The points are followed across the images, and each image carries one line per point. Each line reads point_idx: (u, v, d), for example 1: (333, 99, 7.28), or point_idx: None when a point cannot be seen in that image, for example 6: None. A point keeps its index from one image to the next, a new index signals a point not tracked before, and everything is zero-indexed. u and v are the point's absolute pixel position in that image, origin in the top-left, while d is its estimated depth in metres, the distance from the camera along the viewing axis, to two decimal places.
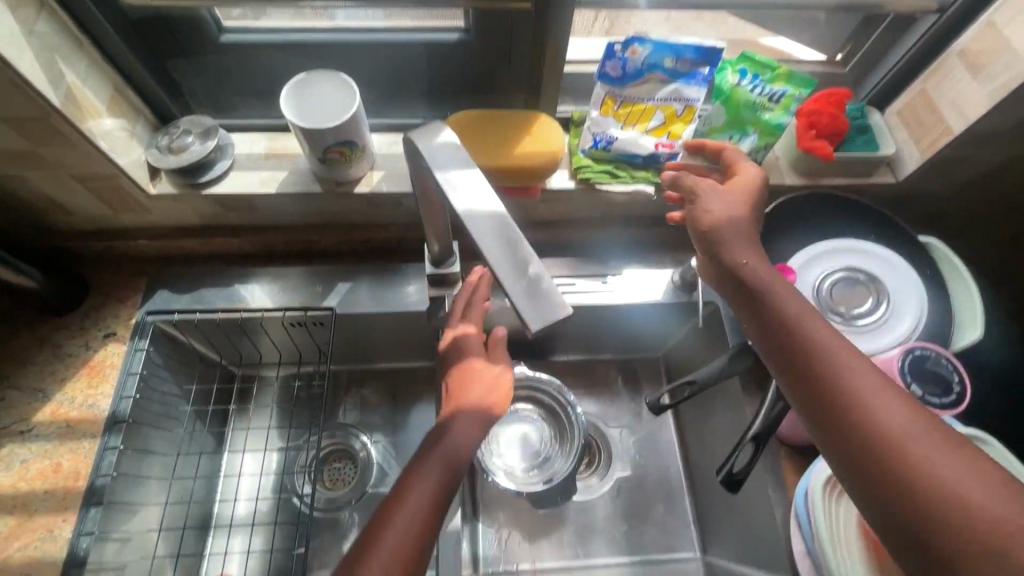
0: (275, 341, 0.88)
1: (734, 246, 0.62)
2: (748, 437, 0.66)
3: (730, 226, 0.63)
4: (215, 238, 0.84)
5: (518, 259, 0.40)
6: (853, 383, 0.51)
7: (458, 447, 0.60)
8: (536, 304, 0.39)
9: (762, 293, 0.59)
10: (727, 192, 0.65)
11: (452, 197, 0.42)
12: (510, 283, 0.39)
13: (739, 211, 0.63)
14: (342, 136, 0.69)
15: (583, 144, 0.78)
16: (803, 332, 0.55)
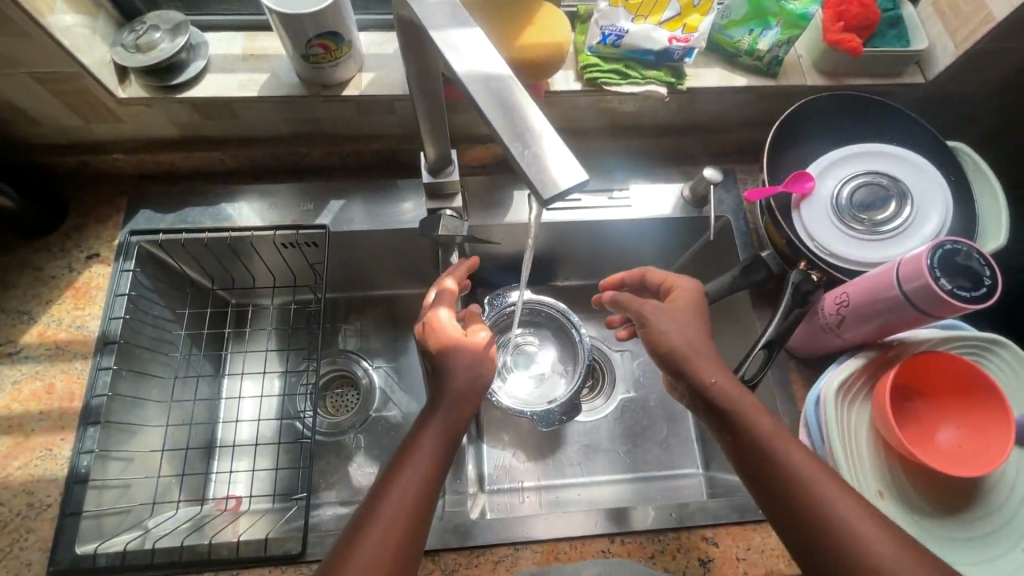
0: (268, 264, 0.85)
1: (698, 364, 0.57)
2: (761, 343, 0.64)
3: (690, 345, 0.58)
4: (196, 154, 0.79)
5: (525, 125, 0.36)
6: (836, 512, 0.48)
7: (456, 418, 0.55)
8: (547, 170, 0.35)
9: (732, 413, 0.54)
10: (676, 310, 0.61)
11: (453, 57, 0.38)
12: (518, 148, 0.35)
13: (691, 327, 0.59)
14: (324, 28, 0.63)
15: (590, 40, 0.72)
16: (782, 461, 0.51)
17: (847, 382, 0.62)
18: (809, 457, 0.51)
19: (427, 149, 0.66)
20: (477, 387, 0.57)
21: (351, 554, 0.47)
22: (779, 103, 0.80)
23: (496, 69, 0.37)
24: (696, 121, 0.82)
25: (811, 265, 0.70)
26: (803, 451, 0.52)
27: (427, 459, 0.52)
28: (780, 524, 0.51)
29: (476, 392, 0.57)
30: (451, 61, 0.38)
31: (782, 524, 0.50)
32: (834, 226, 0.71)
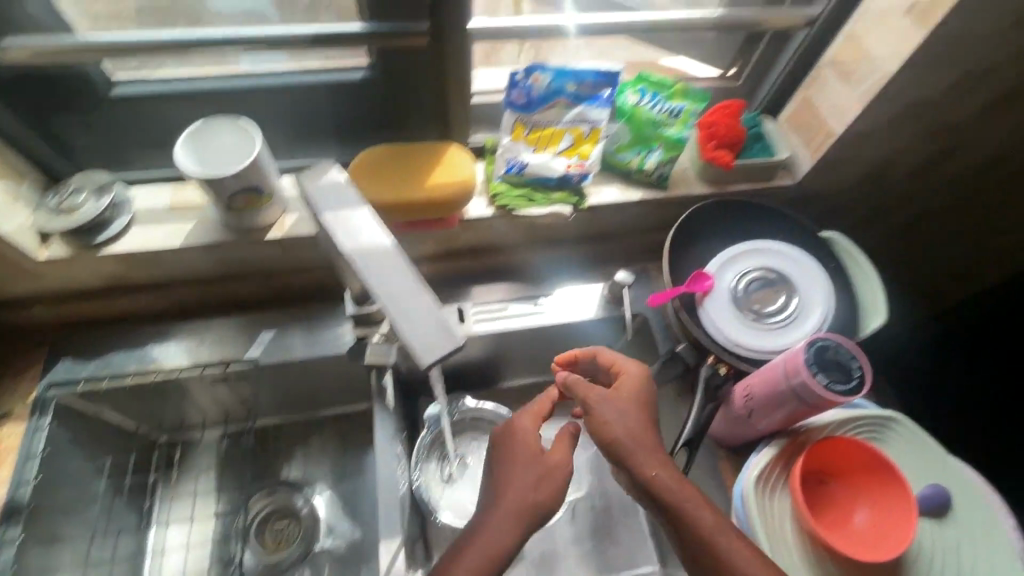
0: (198, 401, 0.84)
1: (639, 457, 0.58)
2: (681, 442, 0.67)
3: (633, 436, 0.60)
4: (122, 299, 0.79)
5: (410, 295, 0.41)
6: None
7: (500, 536, 0.58)
8: (428, 339, 0.40)
9: (675, 506, 0.57)
10: (620, 400, 0.62)
11: (342, 235, 0.43)
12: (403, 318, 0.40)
13: (634, 415, 0.61)
14: (246, 183, 0.67)
15: (497, 171, 0.79)
16: (726, 557, 0.55)
17: (765, 473, 0.65)
18: (738, 540, 0.56)
19: (350, 283, 0.69)
20: (534, 498, 0.59)
21: None
22: (676, 208, 0.89)
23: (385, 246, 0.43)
24: (606, 229, 0.90)
25: (721, 358, 0.75)
26: (744, 542, 0.56)
27: None
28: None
29: (535, 505, 0.59)
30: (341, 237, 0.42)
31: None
32: (735, 320, 0.77)
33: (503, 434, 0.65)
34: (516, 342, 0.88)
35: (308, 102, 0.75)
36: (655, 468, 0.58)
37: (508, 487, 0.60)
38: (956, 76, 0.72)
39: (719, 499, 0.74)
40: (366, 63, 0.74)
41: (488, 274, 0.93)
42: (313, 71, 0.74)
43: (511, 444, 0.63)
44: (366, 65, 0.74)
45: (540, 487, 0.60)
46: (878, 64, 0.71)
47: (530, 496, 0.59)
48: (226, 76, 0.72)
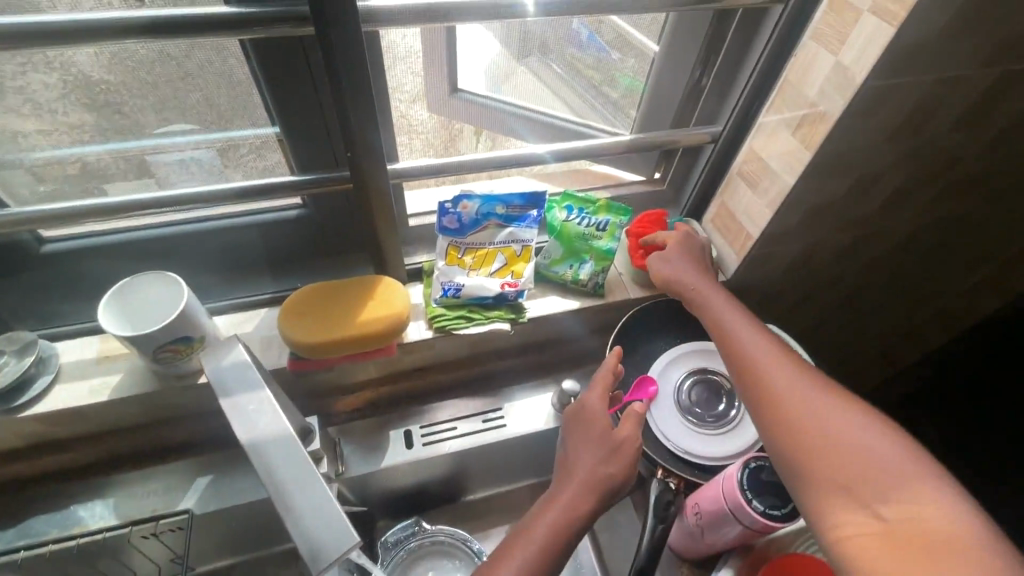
0: (127, 560, 0.77)
1: (678, 277, 0.72)
2: (634, 572, 0.64)
3: (677, 275, 0.72)
4: (46, 456, 0.76)
5: (304, 489, 0.39)
6: (781, 382, 0.54)
7: (588, 469, 0.59)
8: (320, 541, 0.38)
9: (718, 343, 0.62)
10: (677, 249, 0.75)
11: (237, 425, 0.41)
12: (294, 516, 0.38)
13: (684, 263, 0.73)
14: (173, 335, 0.66)
15: (434, 294, 0.80)
16: (760, 369, 0.56)
17: None
18: (815, 385, 0.53)
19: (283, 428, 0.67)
20: (618, 444, 0.61)
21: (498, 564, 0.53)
22: (616, 312, 0.91)
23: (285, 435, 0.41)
24: (551, 336, 0.91)
25: (669, 471, 0.74)
26: (795, 362, 0.56)
27: (543, 535, 0.55)
28: (788, 473, 0.51)
29: (620, 452, 0.61)
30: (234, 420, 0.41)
31: (785, 464, 0.51)
32: (681, 427, 0.77)
33: (572, 417, 0.67)
34: (468, 461, 0.86)
35: (245, 244, 0.77)
36: (722, 335, 0.62)
37: (575, 463, 0.61)
38: (852, 180, 0.77)
39: None
40: (300, 203, 0.77)
41: (438, 390, 0.92)
42: (247, 215, 0.76)
43: (596, 398, 0.67)
44: (301, 205, 0.77)
45: (608, 462, 0.60)
46: (778, 175, 0.77)
47: (598, 467, 0.59)
48: (163, 226, 0.74)
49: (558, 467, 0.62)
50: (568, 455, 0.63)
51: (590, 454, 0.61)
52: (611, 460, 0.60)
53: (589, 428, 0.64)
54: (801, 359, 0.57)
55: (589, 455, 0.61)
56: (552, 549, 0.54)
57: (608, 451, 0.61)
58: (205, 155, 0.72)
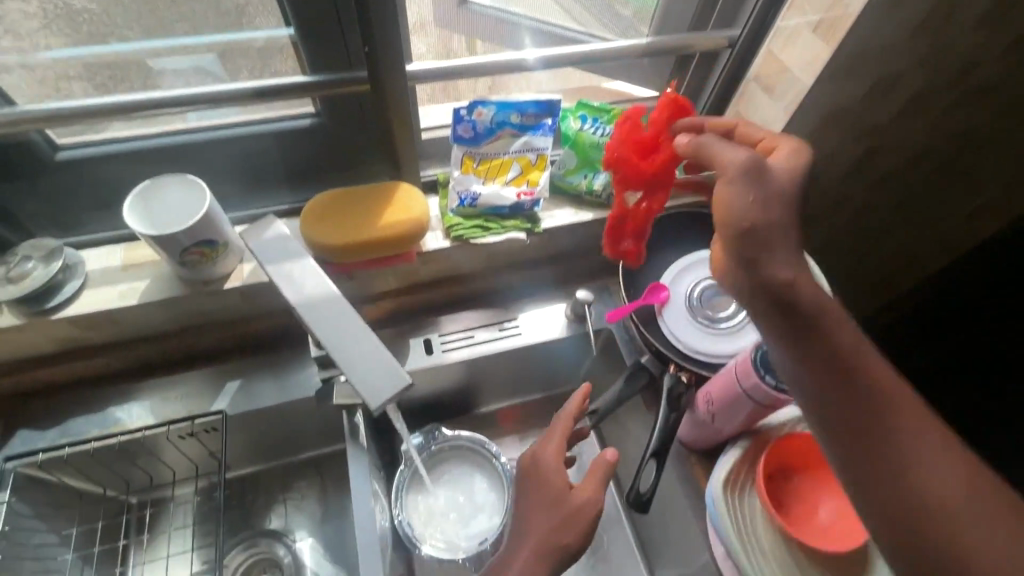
0: (166, 458, 0.82)
1: (763, 235, 0.52)
2: (649, 454, 0.68)
3: (771, 223, 0.52)
4: (81, 363, 0.78)
5: (357, 346, 0.49)
6: (890, 398, 0.49)
7: (545, 533, 0.63)
8: (374, 384, 0.47)
9: (808, 321, 0.51)
10: (764, 175, 0.53)
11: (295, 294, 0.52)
12: (352, 365, 0.48)
13: (770, 188, 0.53)
14: (199, 237, 0.68)
15: (451, 204, 0.81)
16: (863, 363, 0.50)
17: (732, 473, 0.67)
18: (925, 437, 0.48)
19: None
20: (576, 510, 0.64)
21: None
22: None
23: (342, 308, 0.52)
24: (565, 250, 0.93)
25: (681, 367, 0.77)
26: (877, 357, 0.51)
27: None
28: (869, 505, 0.49)
29: (577, 515, 0.64)
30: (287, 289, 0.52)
31: (891, 546, 0.48)
32: (691, 327, 0.80)
33: (525, 468, 0.70)
34: (485, 368, 0.90)
35: (260, 152, 0.76)
36: (821, 380, 0.50)
37: (529, 530, 0.64)
38: None
39: (693, 506, 0.76)
40: (314, 110, 0.76)
41: (454, 303, 0.94)
42: (261, 122, 0.75)
43: (551, 458, 0.69)
44: (314, 113, 0.76)
45: (563, 527, 0.63)
46: None
47: (549, 536, 0.63)
48: (176, 133, 0.73)
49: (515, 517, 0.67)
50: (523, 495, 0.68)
51: (541, 515, 0.65)
52: (557, 514, 0.64)
53: (549, 486, 0.67)
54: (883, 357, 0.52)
55: (536, 525, 0.64)
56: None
57: (552, 502, 0.65)
58: (209, 62, 0.71)
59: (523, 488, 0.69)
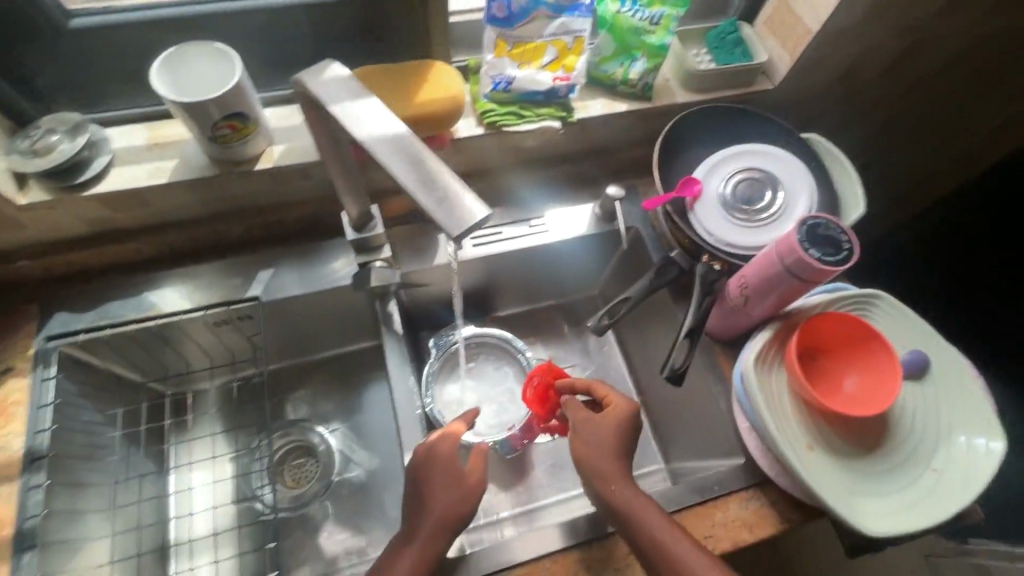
0: (202, 346, 0.83)
1: (603, 474, 0.66)
2: (684, 333, 0.70)
3: (603, 452, 0.67)
4: (111, 246, 0.78)
5: (423, 174, 0.41)
6: (681, 556, 0.60)
7: (449, 514, 0.64)
8: (453, 209, 0.39)
9: (645, 544, 0.62)
10: (607, 422, 0.69)
11: (357, 128, 0.44)
12: (421, 193, 0.40)
13: (611, 445, 0.68)
14: (228, 109, 0.65)
15: (484, 88, 0.79)
16: (673, 557, 0.60)
17: (763, 353, 0.70)
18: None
19: (349, 208, 0.71)
20: (470, 490, 0.66)
21: None
22: (660, 120, 0.90)
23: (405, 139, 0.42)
24: (594, 146, 0.91)
25: (714, 257, 0.78)
26: (692, 544, 0.61)
27: None
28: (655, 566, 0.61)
29: (471, 495, 0.66)
30: (352, 125, 0.43)
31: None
32: (725, 222, 0.80)
33: (416, 464, 0.69)
34: (514, 264, 0.90)
35: (283, 26, 0.72)
36: (595, 463, 0.67)
37: (431, 510, 0.65)
38: None
39: (717, 389, 0.80)
40: None
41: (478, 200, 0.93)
42: None
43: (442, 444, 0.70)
44: None
45: (460, 503, 0.65)
46: None
47: (451, 507, 0.65)
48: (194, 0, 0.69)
49: (412, 500, 0.67)
50: (418, 489, 0.67)
51: (440, 485, 0.66)
52: (455, 496, 0.65)
53: (447, 471, 0.67)
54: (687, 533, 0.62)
55: (437, 502, 0.65)
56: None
57: (450, 484, 0.66)
58: None
59: (414, 480, 0.68)
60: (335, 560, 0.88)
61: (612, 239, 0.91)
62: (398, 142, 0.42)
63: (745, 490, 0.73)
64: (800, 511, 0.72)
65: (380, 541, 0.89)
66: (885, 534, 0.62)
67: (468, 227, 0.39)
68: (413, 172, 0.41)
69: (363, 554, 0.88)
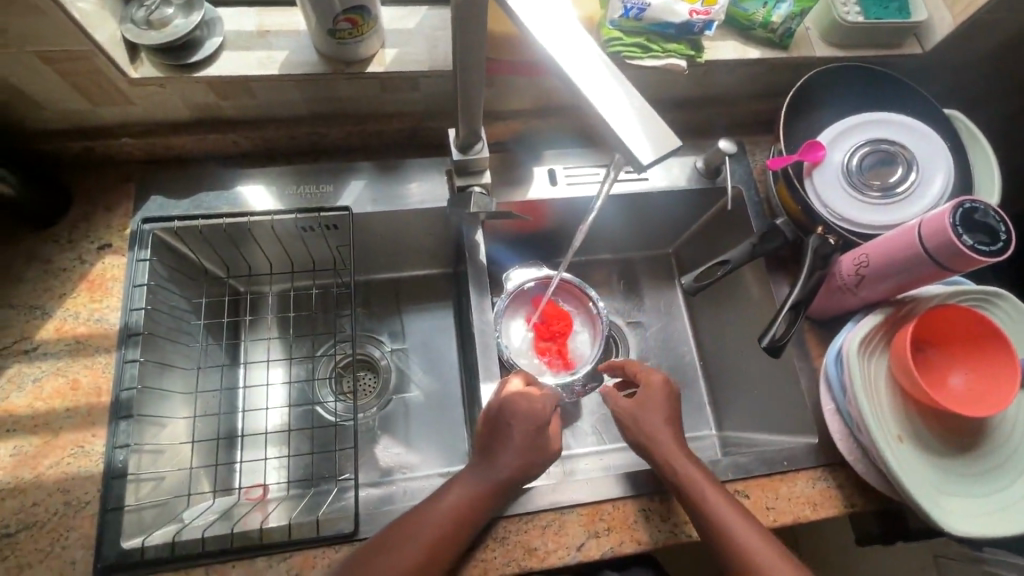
0: (285, 248, 0.83)
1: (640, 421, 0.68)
2: (788, 306, 0.68)
3: (640, 405, 0.69)
4: (209, 136, 0.77)
5: (613, 95, 0.42)
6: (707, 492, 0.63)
7: (516, 467, 0.65)
8: (643, 139, 0.41)
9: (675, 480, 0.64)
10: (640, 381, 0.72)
11: (533, 32, 0.43)
12: (613, 116, 0.42)
13: (653, 409, 0.69)
14: (349, 1, 0.62)
15: (612, 13, 0.72)
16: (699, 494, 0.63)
17: (868, 336, 0.66)
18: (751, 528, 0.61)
19: (459, 127, 0.68)
20: (535, 443, 0.67)
21: (423, 516, 0.62)
22: (787, 73, 0.82)
23: (591, 57, 0.43)
24: (709, 93, 0.84)
25: (828, 230, 0.73)
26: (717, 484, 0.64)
27: (453, 516, 0.62)
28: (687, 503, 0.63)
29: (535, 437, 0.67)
30: (537, 33, 0.43)
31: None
32: (846, 195, 0.74)
33: (496, 404, 0.69)
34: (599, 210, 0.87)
35: None
36: (638, 416, 0.69)
37: (498, 458, 0.66)
38: None
39: (800, 367, 0.77)
40: None
41: (574, 136, 0.89)
42: None
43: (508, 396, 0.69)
44: None
45: (528, 453, 0.66)
46: None
47: (519, 456, 0.66)
48: None
49: (484, 440, 0.68)
50: (494, 432, 0.67)
51: (519, 432, 0.66)
52: (536, 452, 0.67)
53: (521, 423, 0.67)
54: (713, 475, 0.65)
55: (514, 443, 0.66)
56: (470, 504, 0.63)
57: (527, 444, 0.66)
58: None
59: (491, 420, 0.68)
60: (387, 471, 0.90)
61: (708, 197, 0.87)
62: (584, 61, 0.43)
63: (815, 470, 0.72)
64: (867, 497, 0.71)
65: (432, 459, 0.91)
66: (973, 533, 0.61)
67: (654, 159, 0.41)
68: (605, 95, 0.43)
69: (415, 470, 0.90)
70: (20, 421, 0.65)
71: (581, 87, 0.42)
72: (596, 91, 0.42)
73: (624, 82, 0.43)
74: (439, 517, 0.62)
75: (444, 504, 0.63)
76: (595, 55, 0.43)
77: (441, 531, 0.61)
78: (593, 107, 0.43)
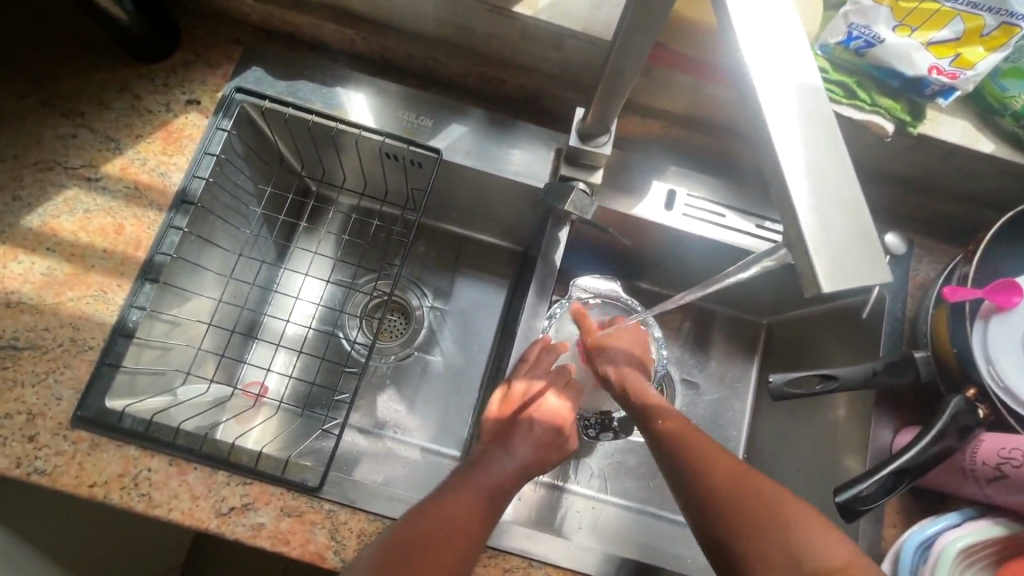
0: (363, 167, 0.77)
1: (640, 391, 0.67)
2: (892, 468, 0.54)
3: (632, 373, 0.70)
4: (330, 24, 0.71)
5: (822, 178, 0.29)
6: (698, 453, 0.57)
7: (529, 464, 0.61)
8: (836, 255, 0.27)
9: (674, 453, 0.58)
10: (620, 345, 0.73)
11: (739, 38, 0.30)
12: (807, 201, 0.28)
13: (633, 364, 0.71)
14: None
15: (829, 37, 0.57)
16: (690, 452, 0.58)
17: (974, 547, 0.54)
18: (731, 474, 0.55)
19: (589, 110, 0.58)
20: (552, 445, 0.63)
21: (445, 498, 0.55)
22: (1009, 182, 0.64)
23: (803, 101, 0.30)
24: (896, 169, 0.68)
25: (982, 397, 0.57)
26: (712, 445, 0.58)
27: (478, 507, 0.55)
28: (687, 486, 0.56)
29: (553, 441, 0.64)
30: (741, 38, 0.30)
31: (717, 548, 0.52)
32: None
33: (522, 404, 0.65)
34: (703, 255, 0.73)
35: None
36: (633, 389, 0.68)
37: (509, 455, 0.61)
38: None
39: None
40: None
41: (709, 161, 0.76)
42: None
43: (524, 401, 0.65)
44: None
45: (539, 450, 0.62)
46: None
47: (533, 456, 0.62)
48: None
49: (499, 429, 0.63)
50: (511, 425, 0.63)
51: (538, 428, 0.63)
52: (554, 450, 0.63)
53: (541, 428, 0.64)
54: (710, 439, 0.59)
55: (534, 435, 0.63)
56: (495, 497, 0.57)
57: (545, 442, 0.63)
58: None
59: (512, 416, 0.64)
60: (381, 423, 0.85)
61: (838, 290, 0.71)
62: (792, 105, 0.30)
63: None
64: None
65: (427, 429, 0.85)
66: None
67: (846, 285, 0.27)
68: (805, 168, 0.29)
69: (407, 434, 0.85)
70: (60, 244, 0.64)
71: (774, 140, 0.29)
72: (794, 155, 0.29)
73: (845, 159, 0.29)
74: (461, 500, 0.55)
75: (466, 494, 0.56)
76: (809, 89, 0.30)
77: (465, 516, 0.54)
78: (781, 178, 0.29)
